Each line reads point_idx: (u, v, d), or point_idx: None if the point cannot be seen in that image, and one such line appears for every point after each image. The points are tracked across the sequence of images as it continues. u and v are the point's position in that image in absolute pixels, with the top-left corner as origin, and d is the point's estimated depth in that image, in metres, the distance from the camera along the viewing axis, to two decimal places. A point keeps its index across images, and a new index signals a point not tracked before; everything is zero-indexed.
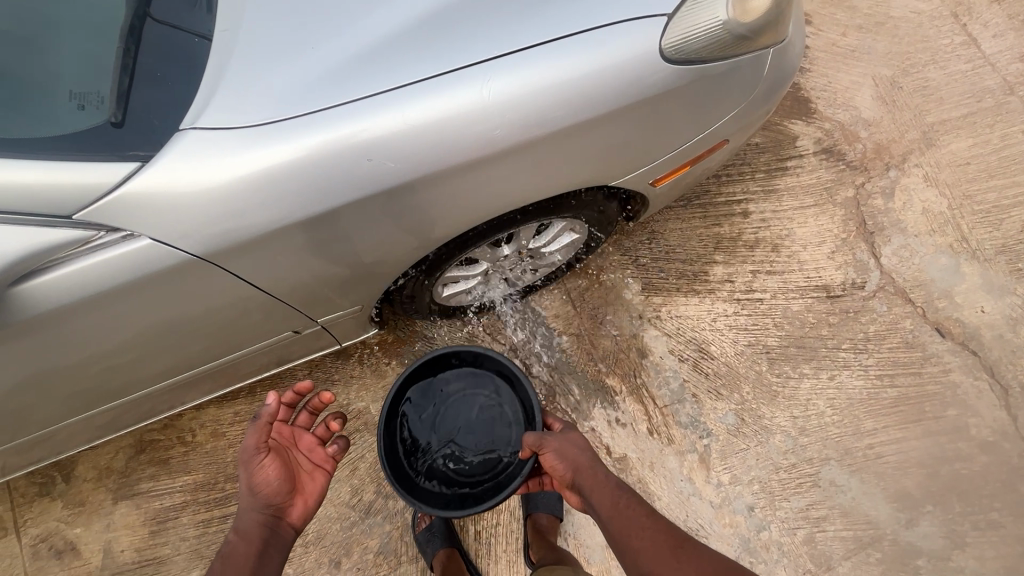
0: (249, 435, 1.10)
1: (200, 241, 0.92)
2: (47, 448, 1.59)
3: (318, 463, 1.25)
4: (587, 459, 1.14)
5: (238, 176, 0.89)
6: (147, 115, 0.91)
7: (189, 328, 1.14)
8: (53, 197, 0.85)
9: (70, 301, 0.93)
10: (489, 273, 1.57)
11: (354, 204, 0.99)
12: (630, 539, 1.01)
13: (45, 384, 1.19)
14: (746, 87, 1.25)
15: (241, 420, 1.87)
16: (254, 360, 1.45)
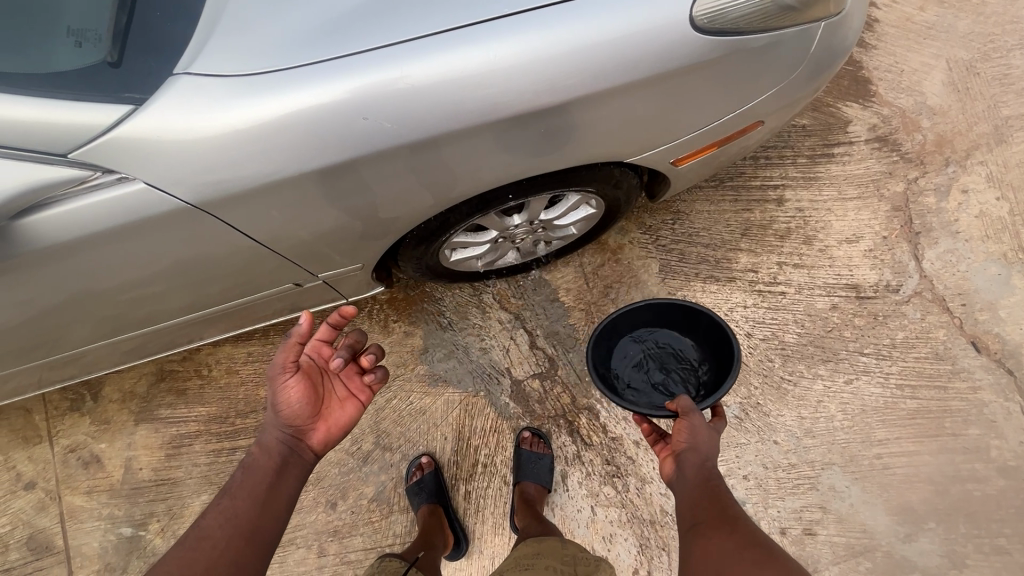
0: (278, 352, 1.13)
1: (194, 189, 0.93)
2: (74, 368, 1.70)
3: (352, 393, 1.25)
4: (709, 444, 1.09)
5: (230, 126, 0.89)
6: (145, 56, 0.90)
7: (192, 272, 1.16)
8: (51, 135, 0.85)
9: (70, 238, 0.96)
10: (498, 241, 1.54)
11: (348, 163, 0.97)
12: (699, 505, 1.00)
13: (62, 313, 1.26)
14: (787, 64, 1.14)
15: (255, 360, 1.96)
16: (262, 306, 1.49)
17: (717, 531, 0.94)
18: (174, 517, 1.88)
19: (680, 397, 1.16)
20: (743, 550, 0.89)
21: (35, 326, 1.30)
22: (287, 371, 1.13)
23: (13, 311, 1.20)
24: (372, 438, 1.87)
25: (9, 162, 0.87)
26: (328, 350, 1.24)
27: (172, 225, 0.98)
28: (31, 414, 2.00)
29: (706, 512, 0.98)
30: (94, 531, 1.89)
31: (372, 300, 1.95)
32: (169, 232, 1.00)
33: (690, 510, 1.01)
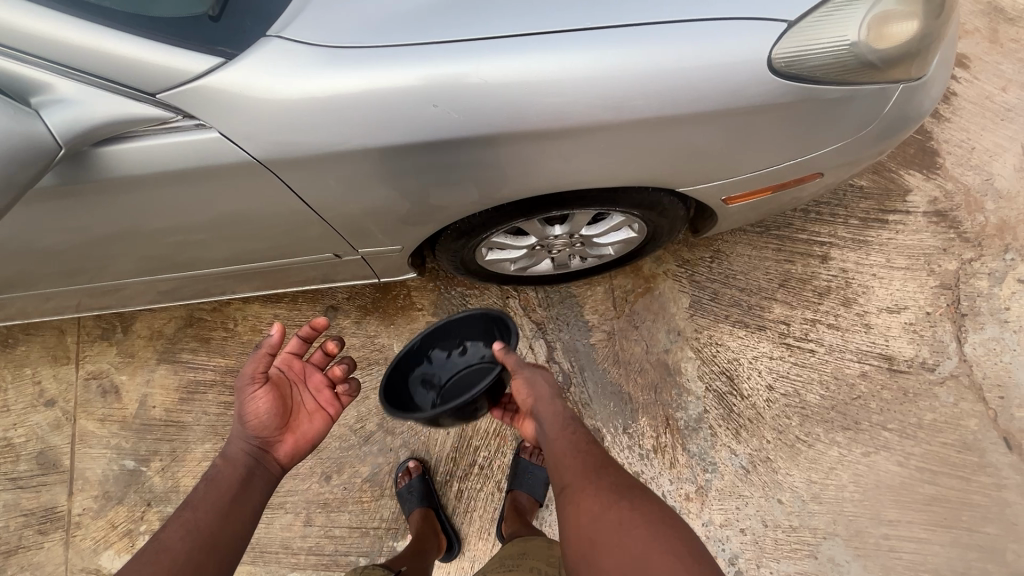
0: (249, 362, 1.23)
1: (261, 147, 0.97)
2: (112, 299, 1.78)
3: (321, 406, 1.35)
4: (553, 393, 1.15)
5: (306, 92, 0.92)
6: (243, 16, 0.95)
7: (242, 226, 1.21)
8: (144, 74, 0.90)
9: (141, 174, 1.01)
10: (535, 249, 1.56)
11: (408, 146, 0.99)
12: (559, 460, 1.03)
13: (116, 244, 1.32)
14: (858, 120, 1.13)
15: (279, 322, 2.01)
16: (299, 271, 1.53)
17: (583, 488, 0.98)
18: (176, 460, 1.93)
19: (506, 353, 1.16)
20: (604, 493, 0.96)
21: (85, 252, 1.37)
22: (258, 380, 1.22)
23: (68, 234, 1.26)
24: (376, 419, 1.89)
25: (100, 93, 0.91)
26: (296, 364, 1.36)
27: (228, 177, 1.03)
28: (63, 335, 2.09)
29: (569, 465, 1.02)
30: (99, 458, 1.96)
31: (402, 285, 1.99)
32: (224, 184, 1.04)
33: (553, 470, 1.04)
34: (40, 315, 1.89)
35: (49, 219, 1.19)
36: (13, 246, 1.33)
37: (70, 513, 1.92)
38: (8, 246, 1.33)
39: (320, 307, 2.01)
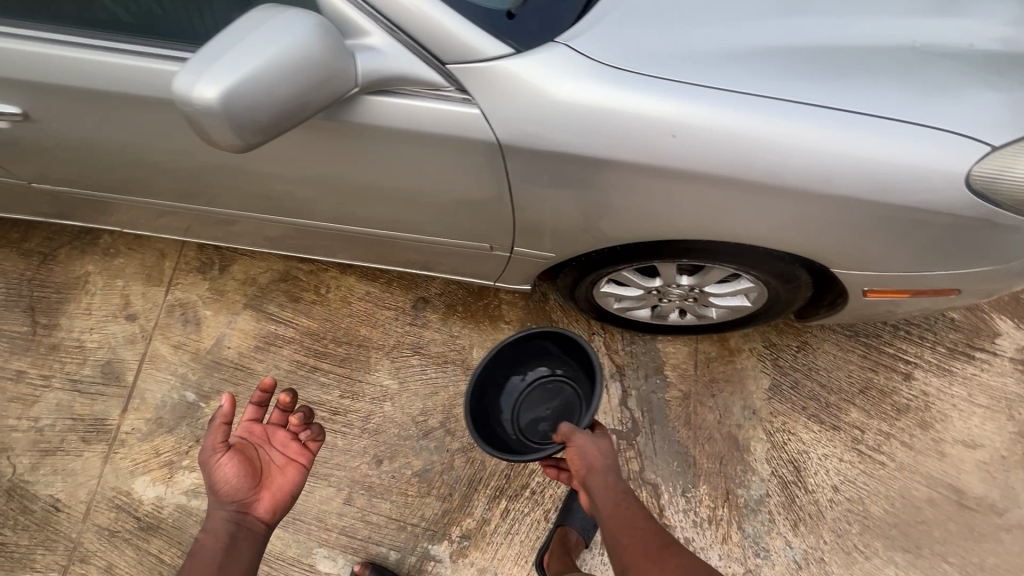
0: (206, 435, 1.20)
1: (506, 131, 1.07)
2: (222, 233, 1.87)
3: (291, 458, 1.30)
4: (598, 455, 1.16)
5: (567, 96, 1.03)
6: (535, 20, 1.07)
7: (399, 196, 1.31)
8: (446, 45, 1.02)
9: (387, 127, 1.12)
10: (652, 293, 1.63)
11: (628, 165, 1.09)
12: (617, 534, 1.06)
13: (268, 182, 1.42)
14: (1015, 251, 1.20)
15: (370, 300, 2.07)
16: (408, 252, 1.62)
17: (644, 570, 1.00)
18: (236, 404, 1.94)
19: (562, 430, 1.18)
20: None
21: (234, 179, 1.46)
22: (215, 450, 1.19)
23: (237, 156, 1.36)
24: (440, 417, 1.90)
25: (402, 51, 1.02)
26: (256, 428, 1.32)
27: (427, 138, 1.12)
28: (162, 258, 2.17)
29: (625, 539, 1.05)
30: (162, 382, 1.98)
31: (495, 295, 2.06)
32: (417, 143, 1.14)
33: (609, 547, 1.07)
34: (144, 228, 1.98)
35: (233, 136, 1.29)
36: (178, 157, 1.43)
37: (119, 429, 1.93)
38: (173, 154, 1.43)
39: (411, 295, 2.08)
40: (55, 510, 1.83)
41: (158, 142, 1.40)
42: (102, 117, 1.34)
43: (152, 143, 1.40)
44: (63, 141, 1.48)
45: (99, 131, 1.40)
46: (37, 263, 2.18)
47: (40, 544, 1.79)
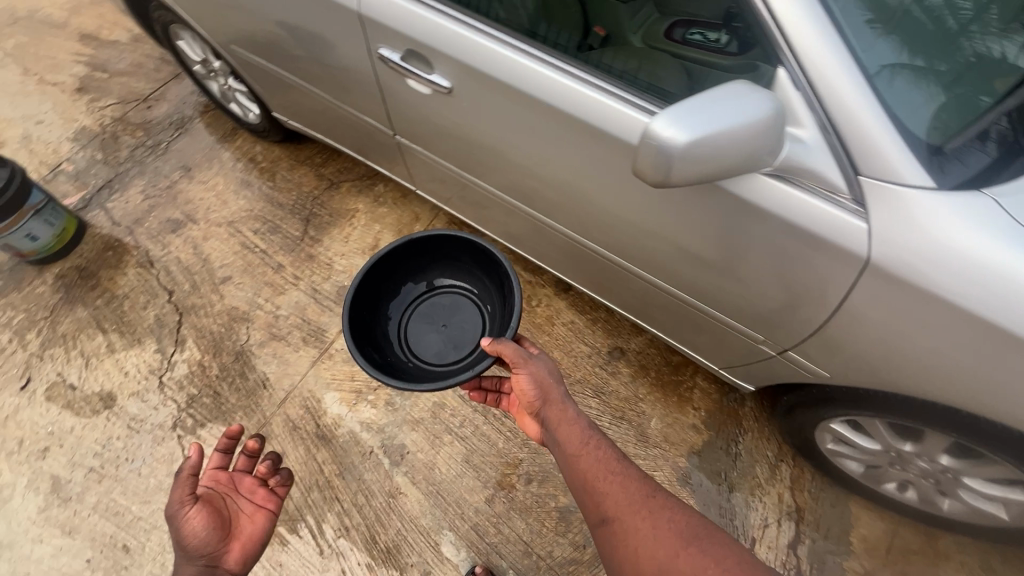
0: (176, 489, 1.27)
1: (883, 253, 1.06)
2: (475, 212, 2.13)
3: (258, 504, 1.40)
4: (547, 376, 1.31)
5: (972, 247, 1.00)
6: (961, 168, 1.06)
7: (683, 257, 1.41)
8: (873, 160, 1.02)
9: (753, 202, 1.16)
10: (890, 455, 1.50)
11: (1000, 333, 1.02)
12: (591, 480, 1.14)
13: (554, 200, 1.60)
14: None
15: (572, 329, 2.16)
16: (634, 295, 1.78)
17: (627, 511, 1.09)
18: None
19: (496, 343, 1.31)
20: (655, 522, 1.06)
21: (527, 187, 1.64)
22: (183, 501, 1.27)
23: (546, 174, 1.51)
24: None
25: (825, 149, 1.04)
26: (223, 477, 1.43)
27: (743, 227, 1.22)
28: (416, 221, 2.48)
29: (600, 484, 1.13)
30: None
31: (691, 377, 2.04)
32: (732, 227, 1.24)
33: (582, 489, 1.15)
34: (412, 182, 2.28)
35: (558, 161, 1.44)
36: (491, 157, 1.60)
37: (332, 343, 2.20)
38: (489, 155, 1.61)
39: (611, 341, 2.13)
40: (262, 386, 2.10)
41: (484, 139, 1.57)
42: (452, 111, 1.52)
43: (478, 142, 1.58)
44: (403, 111, 1.69)
45: (439, 117, 1.58)
46: (323, 187, 2.61)
47: (241, 408, 2.06)
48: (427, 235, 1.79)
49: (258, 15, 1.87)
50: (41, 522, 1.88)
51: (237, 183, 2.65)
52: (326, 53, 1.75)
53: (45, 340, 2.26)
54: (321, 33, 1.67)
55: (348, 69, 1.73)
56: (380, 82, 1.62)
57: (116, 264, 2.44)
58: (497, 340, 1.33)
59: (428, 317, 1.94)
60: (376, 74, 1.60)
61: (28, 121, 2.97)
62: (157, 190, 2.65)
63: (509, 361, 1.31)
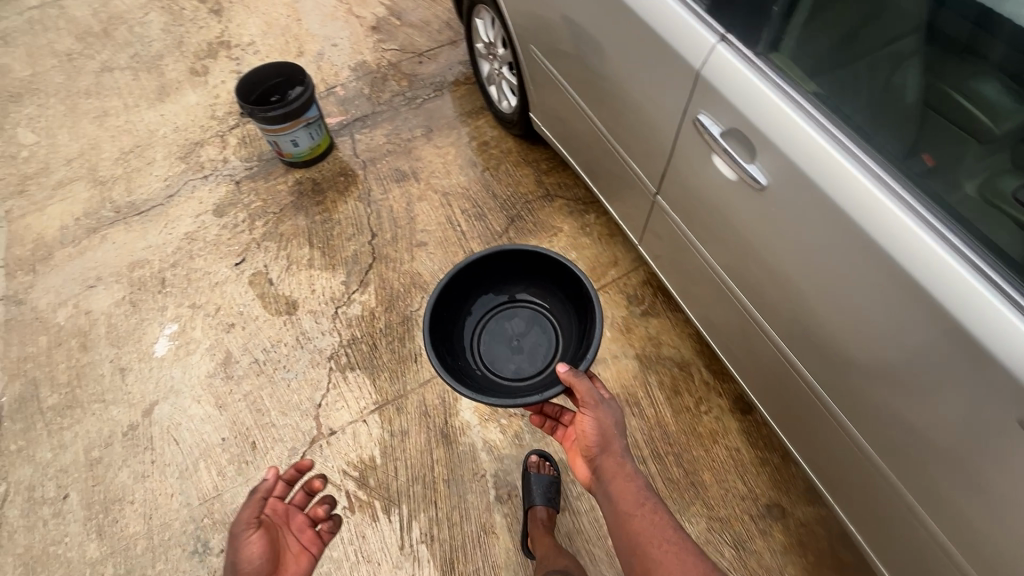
0: (246, 509, 1.38)
1: None
2: (678, 276, 1.98)
3: (305, 544, 1.49)
4: (613, 427, 1.44)
5: None
6: None
7: (942, 471, 1.18)
8: None
9: None
10: None
11: None
12: (646, 542, 1.27)
13: (796, 327, 1.42)
14: None
15: (733, 460, 1.90)
16: (828, 453, 1.56)
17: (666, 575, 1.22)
18: None
19: (574, 377, 1.42)
20: None
21: (772, 302, 1.46)
22: (253, 521, 1.37)
23: (811, 305, 1.33)
24: None
25: None
26: (280, 509, 1.53)
27: (1004, 485, 1.06)
28: (612, 264, 2.34)
29: (652, 546, 1.26)
30: None
31: None
32: (995, 483, 1.07)
33: (634, 546, 1.28)
34: (627, 221, 2.17)
35: (841, 308, 1.25)
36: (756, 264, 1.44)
37: None
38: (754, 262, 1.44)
39: (773, 496, 1.84)
40: (413, 358, 2.14)
41: (751, 233, 1.40)
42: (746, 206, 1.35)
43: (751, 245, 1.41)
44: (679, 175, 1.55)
45: (724, 203, 1.42)
46: (538, 194, 2.59)
47: (389, 369, 2.12)
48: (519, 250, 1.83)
49: (567, 23, 1.79)
50: (206, 385, 2.12)
51: (464, 160, 2.75)
52: (622, 90, 1.61)
53: (267, 232, 2.56)
54: (631, 72, 1.53)
55: (640, 112, 1.59)
56: (678, 140, 1.47)
57: (343, 190, 2.67)
58: (575, 376, 1.43)
59: (503, 327, 1.98)
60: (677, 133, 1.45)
61: (326, 41, 3.39)
62: (399, 139, 2.86)
63: (582, 401, 1.43)
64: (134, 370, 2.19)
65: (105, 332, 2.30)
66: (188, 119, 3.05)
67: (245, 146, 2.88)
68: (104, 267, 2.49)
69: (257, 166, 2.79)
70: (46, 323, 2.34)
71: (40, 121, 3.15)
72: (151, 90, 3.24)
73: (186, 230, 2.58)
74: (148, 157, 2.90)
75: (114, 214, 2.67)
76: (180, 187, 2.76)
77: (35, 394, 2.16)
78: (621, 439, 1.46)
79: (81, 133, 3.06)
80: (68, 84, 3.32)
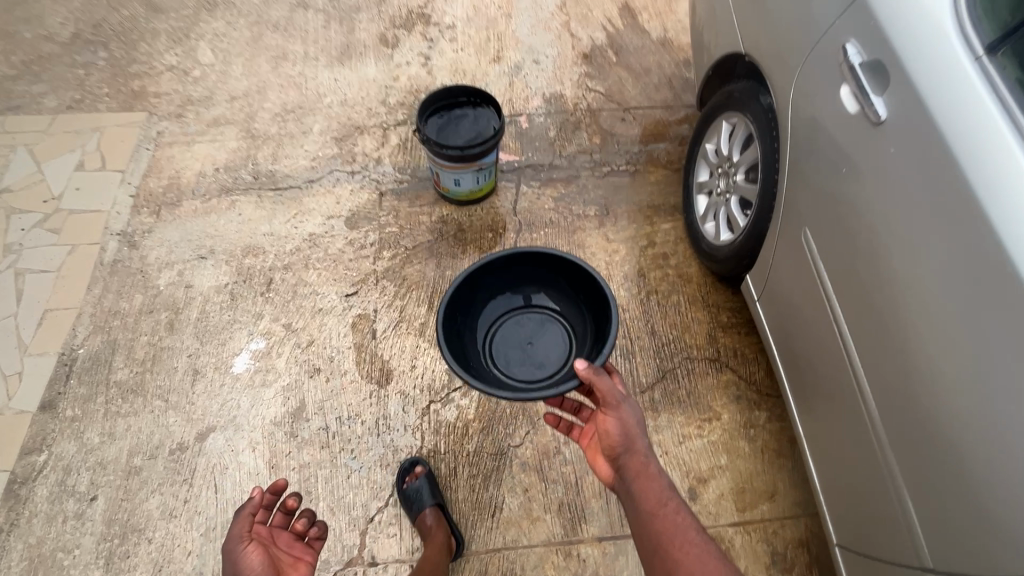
0: (235, 526, 1.24)
1: None
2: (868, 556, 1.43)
3: (300, 557, 1.32)
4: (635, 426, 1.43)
5: None
6: None
7: None
8: None
9: None
10: None
11: None
12: (670, 545, 1.30)
13: None
14: None
15: None
16: None
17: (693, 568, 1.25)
18: None
19: (598, 373, 1.36)
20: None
21: None
22: (243, 536, 1.22)
23: None
24: None
25: None
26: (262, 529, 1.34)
27: None
28: (766, 497, 1.80)
29: (675, 545, 1.29)
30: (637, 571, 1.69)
31: None
32: None
33: (657, 543, 1.32)
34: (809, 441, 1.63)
35: None
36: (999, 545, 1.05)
37: (579, 541, 1.73)
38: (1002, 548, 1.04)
39: None
40: (490, 511, 1.78)
41: None
42: None
43: (1009, 526, 1.02)
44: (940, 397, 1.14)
45: (997, 461, 1.03)
46: (704, 354, 2.07)
47: (459, 512, 1.78)
48: (539, 253, 1.77)
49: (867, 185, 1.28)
50: (267, 434, 1.89)
51: (631, 269, 2.27)
52: (911, 310, 1.18)
53: (391, 268, 2.24)
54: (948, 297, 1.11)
55: (918, 307, 1.17)
56: (973, 368, 1.07)
57: (486, 250, 2.29)
58: (600, 377, 1.37)
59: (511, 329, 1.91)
60: (980, 360, 1.06)
61: (530, 52, 2.96)
62: (567, 211, 2.41)
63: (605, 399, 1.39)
64: (206, 378, 1.99)
65: (195, 319, 2.11)
66: (360, 93, 2.77)
67: (404, 153, 2.56)
68: (221, 239, 2.29)
69: (407, 182, 2.47)
70: (147, 281, 2.19)
71: (223, 40, 3.00)
72: (336, 45, 2.99)
73: (311, 231, 2.32)
74: (306, 125, 2.66)
75: (252, 180, 2.46)
76: (324, 174, 2.49)
77: (108, 360, 2.02)
78: (643, 437, 1.44)
79: (255, 69, 2.87)
80: (263, 8, 3.14)
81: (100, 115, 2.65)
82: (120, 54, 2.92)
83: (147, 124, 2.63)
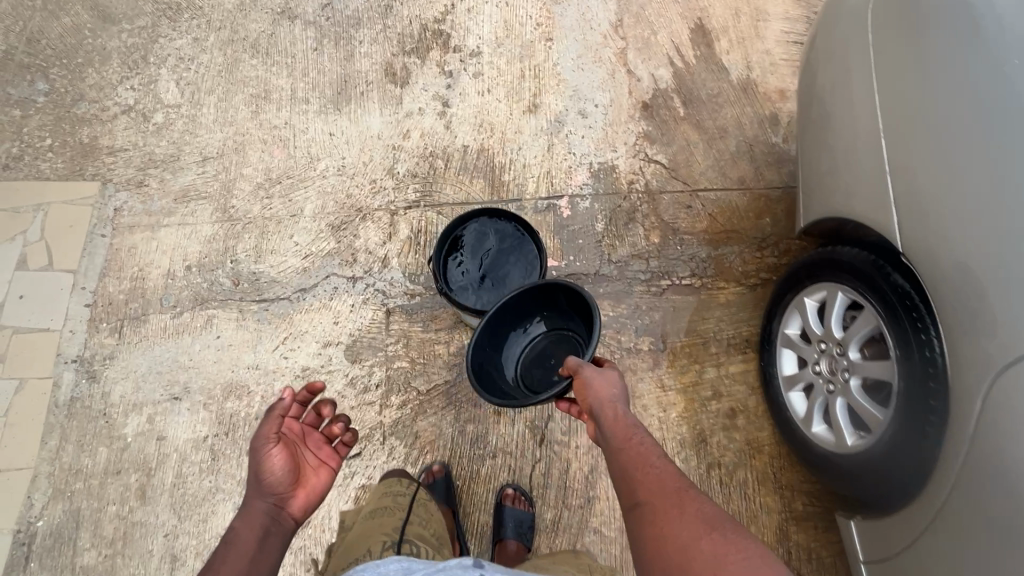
0: (263, 425, 1.22)
1: None
2: None
3: (323, 460, 1.31)
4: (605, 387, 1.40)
5: None
6: None
7: None
8: None
9: None
10: None
11: None
12: (637, 477, 1.16)
13: None
14: None
15: None
16: None
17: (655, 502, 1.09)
18: None
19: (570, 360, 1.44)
20: (679, 510, 1.05)
21: None
22: (268, 439, 1.21)
23: None
24: None
25: None
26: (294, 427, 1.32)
27: None
28: None
29: (643, 476, 1.16)
30: None
31: None
32: None
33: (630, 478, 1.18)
34: None
35: None
36: None
37: None
38: None
39: None
40: None
41: None
42: None
43: None
44: (1014, 418, 1.11)
45: None
46: None
47: None
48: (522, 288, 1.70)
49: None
50: None
51: (690, 430, 1.88)
52: None
53: (400, 421, 1.86)
54: None
55: None
56: None
57: None
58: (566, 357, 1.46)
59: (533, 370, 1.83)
60: None
61: (574, 97, 2.34)
62: (615, 344, 1.97)
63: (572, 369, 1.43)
64: (187, 567, 1.70)
65: (171, 485, 1.78)
66: (362, 157, 2.24)
67: (416, 252, 2.08)
68: (196, 373, 1.90)
69: (420, 295, 2.01)
70: (111, 430, 1.84)
71: (189, 66, 2.40)
72: (331, 78, 2.39)
73: (305, 364, 1.92)
74: (295, 204, 2.16)
75: (232, 287, 2.02)
76: (318, 279, 2.04)
77: (71, 538, 1.72)
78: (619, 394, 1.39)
79: (232, 115, 2.32)
80: (239, 18, 2.50)
81: (44, 184, 2.16)
82: (62, 86, 2.35)
83: (102, 198, 2.14)
